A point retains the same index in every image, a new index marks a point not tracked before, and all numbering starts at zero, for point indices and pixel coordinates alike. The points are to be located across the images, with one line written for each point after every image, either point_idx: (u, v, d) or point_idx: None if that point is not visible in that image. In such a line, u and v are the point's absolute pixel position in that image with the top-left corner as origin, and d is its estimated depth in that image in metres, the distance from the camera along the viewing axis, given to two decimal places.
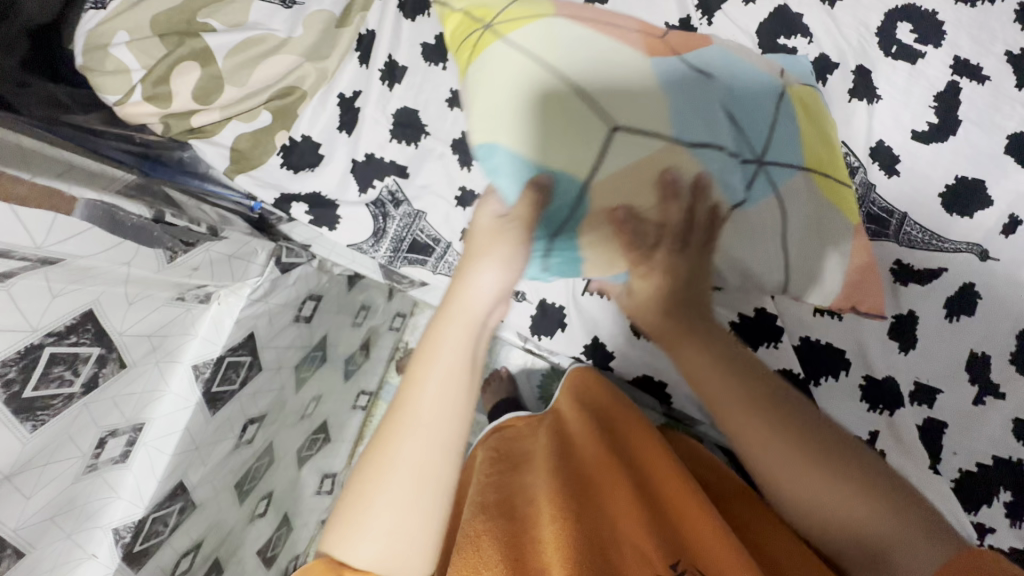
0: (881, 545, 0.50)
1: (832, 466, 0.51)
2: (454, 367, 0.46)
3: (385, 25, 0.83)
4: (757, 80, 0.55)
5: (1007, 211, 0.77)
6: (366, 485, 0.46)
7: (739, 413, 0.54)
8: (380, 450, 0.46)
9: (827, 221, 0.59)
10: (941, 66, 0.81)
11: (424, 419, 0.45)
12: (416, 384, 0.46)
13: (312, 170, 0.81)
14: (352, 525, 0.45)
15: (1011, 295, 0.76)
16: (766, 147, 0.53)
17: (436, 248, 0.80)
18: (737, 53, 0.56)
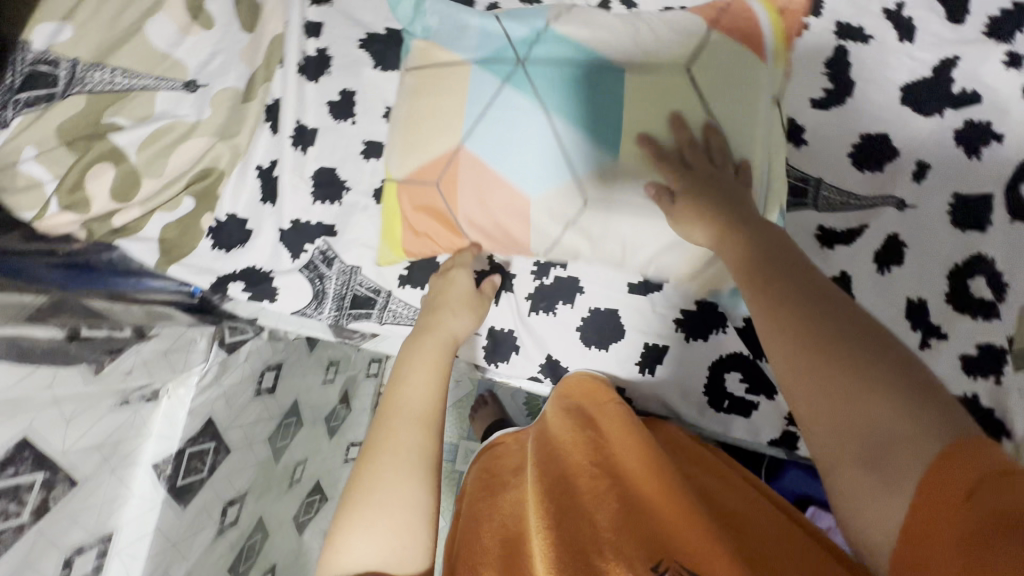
0: (881, 435, 0.43)
1: (831, 356, 0.46)
2: (440, 365, 0.67)
3: (288, 91, 0.84)
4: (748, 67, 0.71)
5: (914, 158, 0.81)
6: (371, 471, 0.57)
7: (762, 321, 0.52)
8: (386, 429, 0.60)
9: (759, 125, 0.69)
10: (826, 33, 0.84)
11: (414, 408, 0.62)
12: (404, 384, 0.64)
13: (243, 246, 0.82)
14: (364, 512, 0.54)
15: (932, 236, 0.79)
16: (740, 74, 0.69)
17: (377, 299, 0.81)
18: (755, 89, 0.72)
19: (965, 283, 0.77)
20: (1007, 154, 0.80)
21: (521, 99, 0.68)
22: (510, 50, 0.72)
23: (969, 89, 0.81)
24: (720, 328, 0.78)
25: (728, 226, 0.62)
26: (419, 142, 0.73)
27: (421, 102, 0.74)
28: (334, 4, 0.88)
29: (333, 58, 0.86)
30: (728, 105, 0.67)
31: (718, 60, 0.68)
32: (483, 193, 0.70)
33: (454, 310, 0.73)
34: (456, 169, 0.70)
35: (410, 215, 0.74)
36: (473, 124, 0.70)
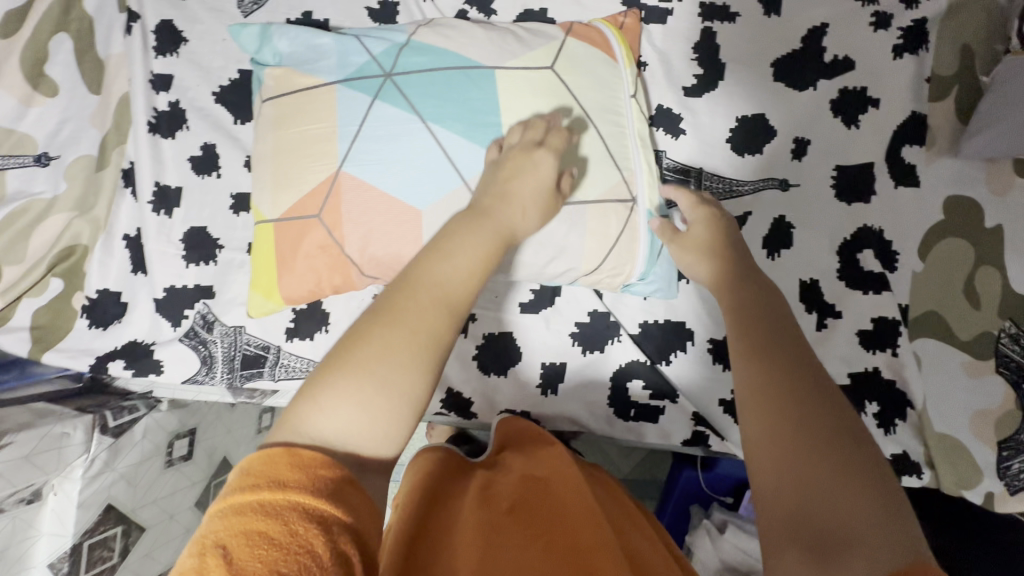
0: (840, 536, 0.38)
1: (808, 434, 0.43)
2: (489, 254, 0.51)
3: (142, 153, 0.80)
4: (612, 78, 0.66)
5: (793, 135, 0.79)
6: (379, 343, 0.44)
7: (742, 378, 0.48)
8: (415, 306, 0.45)
9: (625, 143, 0.66)
10: (691, 16, 0.81)
11: (450, 288, 0.47)
12: (438, 258, 0.48)
13: (120, 321, 0.79)
14: (359, 382, 0.42)
15: (818, 214, 0.78)
16: (602, 85, 0.65)
17: (268, 356, 0.78)
18: (621, 97, 0.67)
19: (855, 258, 0.76)
20: (884, 119, 0.78)
21: (395, 120, 0.61)
22: (374, 63, 0.63)
23: (841, 56, 0.79)
24: (617, 337, 0.76)
25: (725, 275, 0.58)
26: (288, 174, 0.64)
27: (289, 131, 0.64)
28: (180, 53, 0.83)
29: (187, 110, 0.82)
30: (601, 115, 0.64)
31: (581, 71, 0.65)
32: (367, 225, 0.62)
33: (525, 205, 0.56)
34: (339, 198, 0.62)
35: (287, 257, 0.65)
36: (349, 151, 0.62)
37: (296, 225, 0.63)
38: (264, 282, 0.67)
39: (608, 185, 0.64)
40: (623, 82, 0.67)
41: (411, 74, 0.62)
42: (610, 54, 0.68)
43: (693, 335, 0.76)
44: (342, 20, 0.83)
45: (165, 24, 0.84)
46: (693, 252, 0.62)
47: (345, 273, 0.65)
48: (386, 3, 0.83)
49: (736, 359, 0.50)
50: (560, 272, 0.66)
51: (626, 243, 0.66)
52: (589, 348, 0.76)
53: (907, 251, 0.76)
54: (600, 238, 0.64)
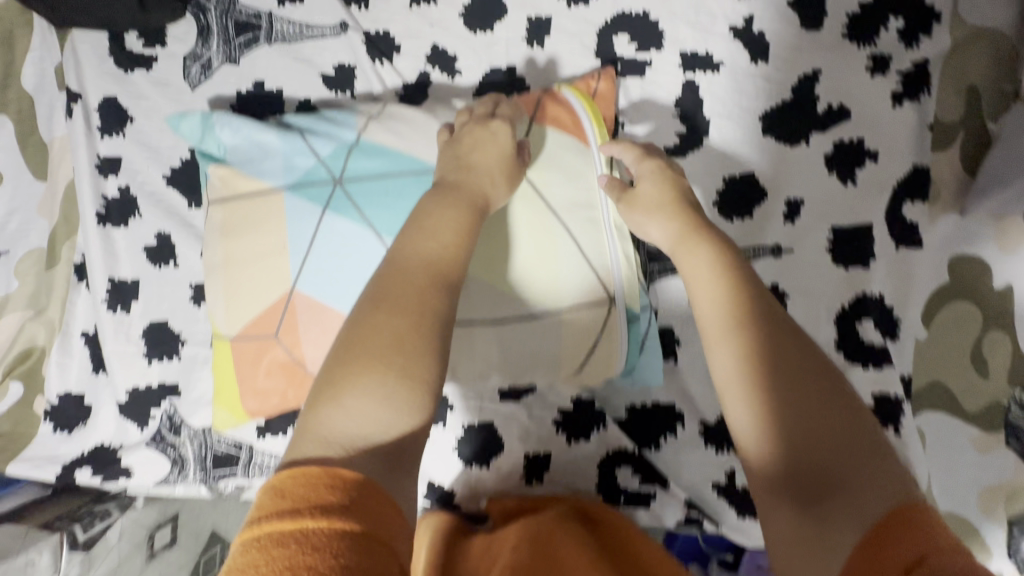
0: (829, 480, 0.40)
1: (788, 382, 0.45)
2: (470, 225, 0.52)
3: (93, 247, 0.75)
4: (582, 166, 0.62)
5: (784, 196, 0.73)
6: (386, 329, 0.44)
7: (717, 324, 0.50)
8: (409, 284, 0.46)
9: (602, 235, 0.60)
10: (671, 68, 0.75)
11: (436, 260, 0.48)
12: (420, 238, 0.49)
13: (85, 425, 0.76)
14: (368, 364, 0.42)
15: (814, 281, 0.72)
16: (570, 175, 0.61)
17: (240, 454, 0.75)
18: (592, 185, 0.62)
19: (854, 328, 0.71)
20: (883, 174, 0.72)
21: (347, 235, 0.57)
22: (322, 168, 0.59)
23: (835, 106, 0.73)
24: (602, 424, 0.72)
25: (687, 238, 0.55)
26: (240, 292, 0.60)
27: (239, 245, 0.61)
28: (126, 133, 0.78)
29: (137, 196, 0.77)
30: (571, 210, 0.60)
31: (548, 165, 0.61)
32: (324, 346, 0.59)
33: (492, 174, 0.56)
34: (294, 318, 0.59)
35: (247, 377, 0.62)
36: (303, 268, 0.58)
37: (253, 344, 0.60)
38: (227, 398, 0.64)
39: (583, 284, 0.59)
40: (597, 167, 0.62)
41: (366, 185, 0.58)
42: (580, 137, 0.63)
43: (683, 418, 0.72)
44: (296, 88, 0.77)
45: (109, 102, 0.78)
46: (640, 210, 0.58)
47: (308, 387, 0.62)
48: (342, 68, 0.77)
49: (714, 308, 0.50)
50: (537, 376, 0.61)
51: (608, 344, 0.60)
52: (574, 438, 0.72)
53: (910, 317, 0.71)
54: (579, 339, 0.59)
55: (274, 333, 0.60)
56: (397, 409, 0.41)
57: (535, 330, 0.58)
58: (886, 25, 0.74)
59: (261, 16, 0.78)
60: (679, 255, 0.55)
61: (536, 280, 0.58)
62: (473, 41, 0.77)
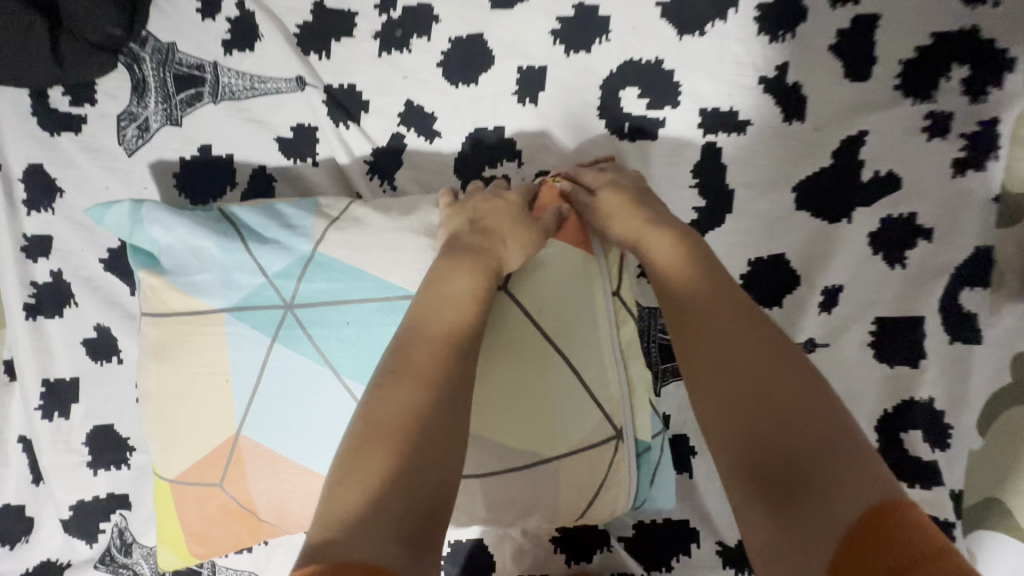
0: (798, 476, 0.36)
1: (753, 366, 0.41)
2: (484, 293, 0.46)
3: (22, 343, 0.66)
4: (587, 291, 0.54)
5: (819, 282, 0.65)
6: (397, 412, 0.38)
7: (698, 310, 0.45)
8: (425, 358, 0.41)
9: (608, 373, 0.53)
10: (687, 129, 0.64)
11: (446, 327, 0.43)
12: (438, 294, 0.44)
13: (27, 540, 0.67)
14: (375, 450, 0.36)
15: (851, 379, 0.63)
16: (572, 303, 0.53)
17: (202, 571, 0.67)
18: (598, 314, 0.54)
19: (898, 437, 0.62)
20: (942, 258, 0.59)
21: (302, 374, 0.49)
22: (270, 287, 0.50)
23: (886, 173, 0.61)
24: (606, 544, 0.64)
25: (646, 231, 0.51)
26: (178, 430, 0.51)
27: (173, 377, 0.52)
28: (56, 207, 0.67)
29: (72, 281, 0.67)
30: (571, 332, 0.52)
31: (543, 280, 0.52)
32: (281, 493, 0.50)
33: (508, 239, 0.50)
34: (242, 465, 0.50)
35: (193, 524, 0.53)
36: (249, 409, 0.49)
37: (197, 490, 0.52)
38: (172, 542, 0.55)
39: (585, 432, 0.52)
40: (602, 275, 0.55)
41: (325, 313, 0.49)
42: (584, 245, 0.55)
43: (698, 537, 0.63)
44: (252, 154, 0.66)
45: (34, 170, 0.67)
46: (598, 219, 0.54)
47: (265, 531, 0.54)
48: (301, 129, 0.66)
49: (676, 288, 0.47)
50: (532, 521, 0.55)
51: (616, 480, 0.54)
52: (572, 559, 0.64)
53: None
54: (586, 479, 0.53)
55: (220, 478, 0.51)
56: (407, 466, 0.36)
57: (531, 483, 0.52)
58: (947, 73, 0.60)
59: (204, 67, 0.66)
60: (639, 247, 0.51)
61: (532, 417, 0.51)
62: (455, 96, 0.65)
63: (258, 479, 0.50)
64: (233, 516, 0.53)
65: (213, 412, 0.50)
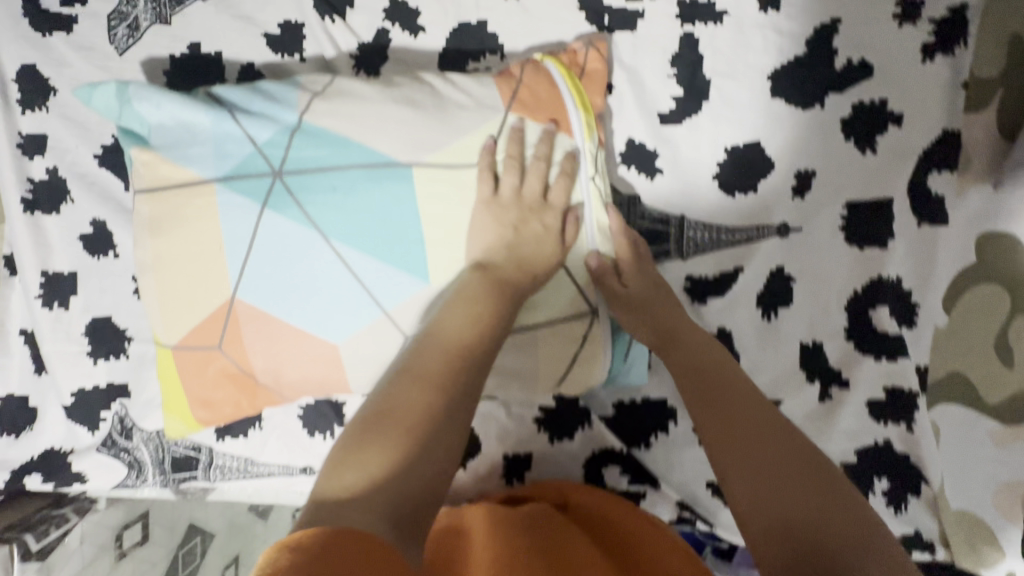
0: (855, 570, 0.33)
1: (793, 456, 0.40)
2: (493, 307, 0.44)
3: (21, 236, 0.68)
4: (563, 167, 0.52)
5: (793, 168, 0.65)
6: (404, 410, 0.36)
7: (742, 397, 0.45)
8: (439, 361, 0.39)
9: (581, 248, 0.55)
10: (666, 20, 0.65)
11: (462, 338, 0.41)
12: (458, 307, 0.44)
13: (31, 428, 0.70)
14: (376, 437, 0.35)
15: (826, 264, 0.65)
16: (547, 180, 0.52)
17: (199, 457, 0.70)
18: (576, 192, 0.54)
19: (867, 316, 0.64)
20: (908, 140, 0.64)
21: (291, 237, 0.49)
22: (259, 157, 0.50)
23: (858, 60, 0.64)
24: (587, 423, 0.67)
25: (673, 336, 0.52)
26: (177, 298, 0.53)
27: (168, 245, 0.52)
28: (50, 106, 0.69)
29: (68, 178, 0.69)
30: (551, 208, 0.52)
31: (523, 157, 0.51)
32: (276, 357, 0.52)
33: (527, 252, 0.49)
34: (239, 328, 0.51)
35: (193, 388, 0.56)
36: (244, 271, 0.50)
37: (197, 354, 0.54)
38: (176, 409, 0.58)
39: (561, 304, 0.55)
40: (582, 159, 0.54)
41: (310, 180, 0.49)
42: (564, 127, 0.54)
43: (675, 415, 0.66)
44: (240, 51, 0.68)
45: (28, 71, 0.69)
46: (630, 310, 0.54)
47: (263, 397, 0.56)
48: (288, 25, 0.67)
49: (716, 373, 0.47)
50: (518, 389, 0.58)
51: (589, 354, 0.56)
52: (555, 437, 0.67)
53: (928, 302, 0.64)
54: (557, 355, 0.55)
55: (220, 340, 0.52)
56: (410, 460, 0.34)
57: (511, 351, 0.55)
58: None
59: None
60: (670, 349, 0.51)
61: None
62: None
63: (256, 339, 0.51)
64: (234, 378, 0.55)
65: (212, 280, 0.51)
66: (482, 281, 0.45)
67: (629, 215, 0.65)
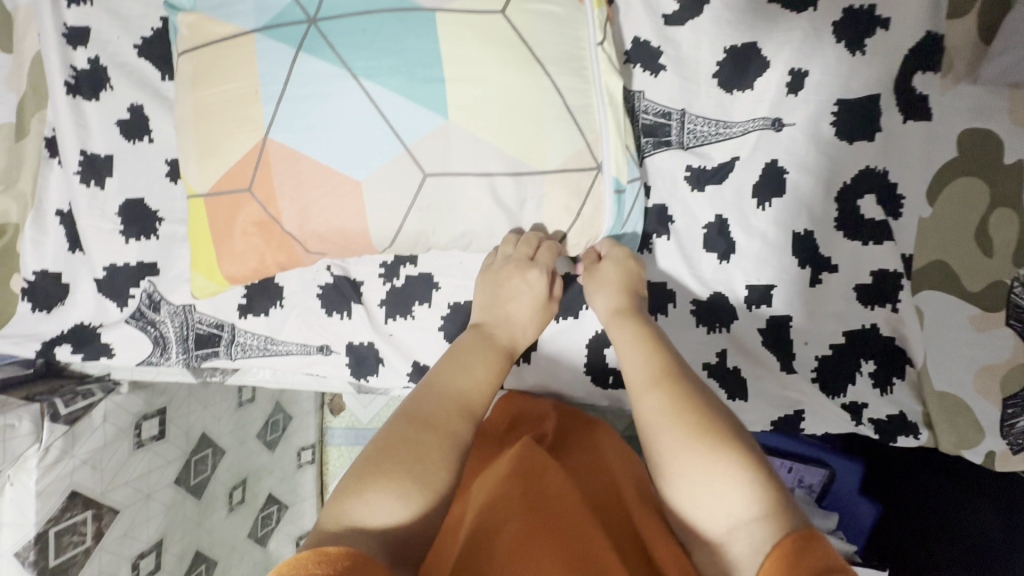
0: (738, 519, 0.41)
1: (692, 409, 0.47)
2: (495, 365, 0.56)
3: (64, 118, 0.72)
4: (569, 25, 0.57)
5: (788, 67, 0.69)
6: (407, 444, 0.47)
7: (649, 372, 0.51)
8: (434, 404, 0.51)
9: (587, 97, 0.58)
10: None
11: (464, 393, 0.53)
12: (458, 365, 0.55)
13: (64, 304, 0.74)
14: (381, 466, 0.46)
15: (818, 156, 0.69)
16: (557, 35, 0.57)
17: (222, 334, 0.74)
18: (582, 47, 0.58)
19: (854, 205, 0.69)
20: (894, 42, 0.69)
21: (325, 81, 0.54)
22: (296, 8, 0.55)
23: None
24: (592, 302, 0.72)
25: (624, 312, 0.59)
26: (214, 141, 0.57)
27: (208, 92, 0.57)
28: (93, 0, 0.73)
29: (108, 67, 0.73)
30: (559, 58, 0.56)
31: (535, 13, 0.56)
32: (302, 196, 0.56)
33: (524, 322, 0.61)
34: (269, 169, 0.56)
35: (223, 236, 0.60)
36: (277, 113, 0.55)
37: (229, 199, 0.58)
38: (204, 263, 0.62)
39: (573, 149, 0.57)
40: (589, 26, 0.59)
41: (346, 31, 0.54)
42: None
43: (674, 298, 0.71)
44: None
45: None
46: (596, 284, 0.63)
47: (288, 251, 0.61)
48: None
49: (640, 363, 0.52)
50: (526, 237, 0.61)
51: (591, 202, 0.60)
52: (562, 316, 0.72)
53: (913, 194, 0.69)
54: (524, 303, 0.62)
55: (252, 185, 0.57)
56: (415, 478, 0.46)
57: (518, 198, 0.58)
58: None
59: None
60: (614, 322, 0.59)
61: (519, 127, 0.55)
62: None
63: (284, 177, 0.56)
64: (261, 224, 0.59)
65: (247, 122, 0.56)
66: (476, 338, 0.58)
67: (634, 107, 0.71)
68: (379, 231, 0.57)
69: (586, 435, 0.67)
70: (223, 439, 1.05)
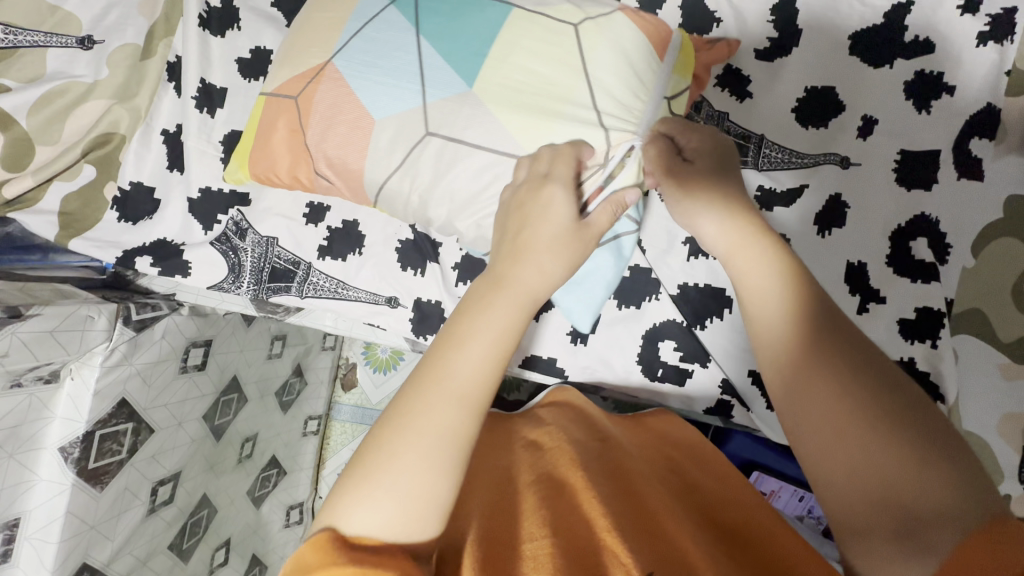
0: (901, 511, 0.39)
1: (848, 382, 0.43)
2: (513, 323, 0.47)
3: (189, 47, 0.77)
4: (637, 63, 0.59)
5: (860, 113, 0.77)
6: (396, 457, 0.42)
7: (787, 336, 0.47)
8: (418, 405, 0.43)
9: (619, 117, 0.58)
10: None
11: (462, 378, 0.44)
12: (465, 343, 0.46)
13: (151, 219, 0.77)
14: (369, 487, 0.42)
15: (878, 196, 0.75)
16: (613, 67, 0.58)
17: (297, 271, 0.77)
18: (642, 86, 0.60)
19: (906, 246, 0.74)
20: (957, 108, 0.76)
21: (468, 46, 0.60)
22: None
23: (924, 36, 0.76)
24: (655, 295, 0.76)
25: (741, 241, 0.53)
26: (297, 53, 0.65)
27: (316, 12, 0.66)
28: None
29: (240, 8, 0.78)
30: (610, 88, 0.58)
31: (605, 45, 0.59)
32: (327, 112, 0.62)
33: (550, 249, 0.50)
34: (312, 78, 0.63)
35: (267, 133, 0.66)
36: (354, 34, 0.63)
37: (281, 102, 0.65)
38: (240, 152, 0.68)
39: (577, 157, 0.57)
40: (659, 80, 0.61)
41: (496, 11, 0.60)
42: (659, 51, 0.61)
43: (732, 304, 0.74)
44: None
45: None
46: (691, 200, 0.56)
47: (301, 168, 0.66)
48: None
49: (777, 315, 0.48)
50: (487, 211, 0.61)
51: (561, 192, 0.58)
52: (625, 304, 0.77)
53: (961, 244, 0.74)
54: (551, 228, 0.51)
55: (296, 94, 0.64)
56: (400, 491, 0.41)
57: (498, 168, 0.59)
58: None
59: None
60: (733, 258, 0.53)
61: (537, 115, 0.58)
62: None
63: (314, 99, 0.63)
64: (297, 135, 0.64)
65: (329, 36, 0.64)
66: (483, 301, 0.48)
67: (719, 125, 0.78)
68: (371, 175, 0.63)
69: (647, 425, 0.73)
70: (249, 387, 1.04)
